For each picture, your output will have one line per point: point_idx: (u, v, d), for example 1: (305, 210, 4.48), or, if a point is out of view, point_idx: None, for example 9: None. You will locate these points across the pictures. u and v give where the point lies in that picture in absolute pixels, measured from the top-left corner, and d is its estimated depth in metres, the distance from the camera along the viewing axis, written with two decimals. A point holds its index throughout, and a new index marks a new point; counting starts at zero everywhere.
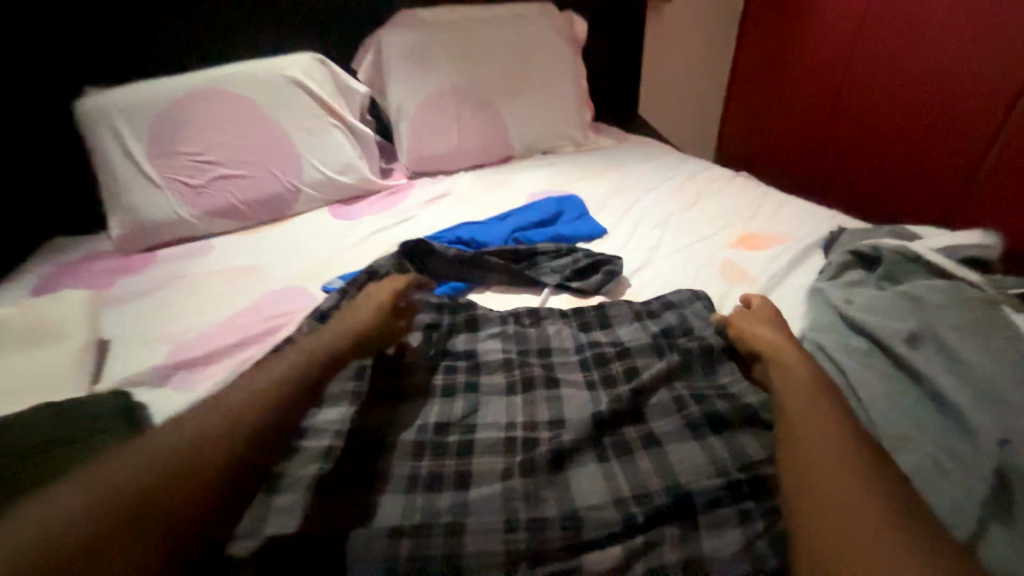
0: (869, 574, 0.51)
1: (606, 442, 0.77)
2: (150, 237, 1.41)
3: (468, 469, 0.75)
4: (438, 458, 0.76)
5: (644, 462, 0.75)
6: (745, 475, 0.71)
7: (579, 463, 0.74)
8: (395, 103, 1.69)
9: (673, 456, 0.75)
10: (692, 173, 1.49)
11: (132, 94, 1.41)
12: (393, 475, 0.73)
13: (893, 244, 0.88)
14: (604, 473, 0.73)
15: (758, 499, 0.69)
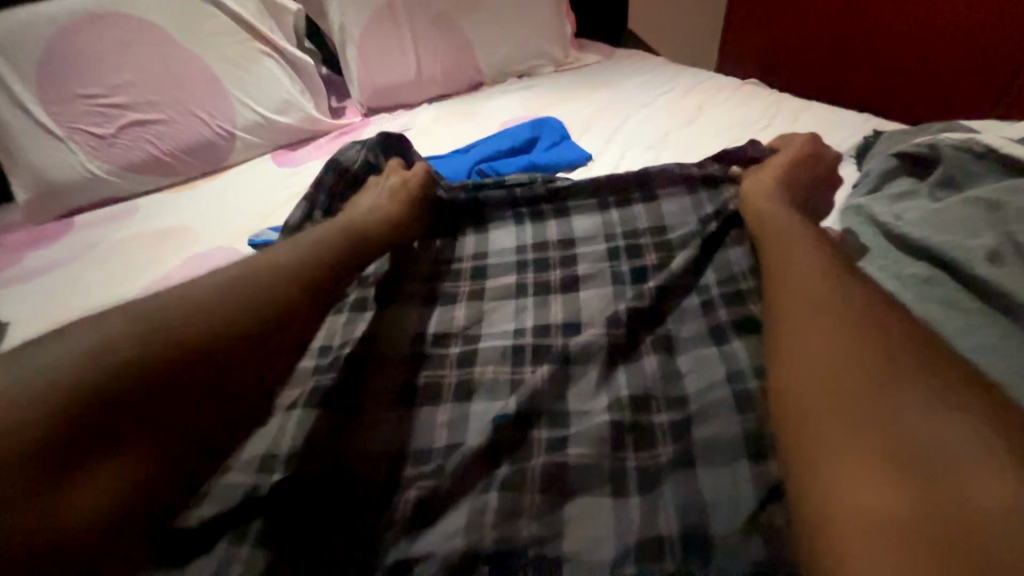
0: (896, 441, 0.43)
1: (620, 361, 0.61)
2: (62, 202, 1.21)
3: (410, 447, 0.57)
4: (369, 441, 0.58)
5: (653, 362, 0.61)
6: None
7: (580, 399, 0.58)
8: (337, 25, 1.41)
9: (693, 365, 0.62)
10: (691, 85, 1.26)
11: (9, 26, 1.16)
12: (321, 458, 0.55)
13: (954, 137, 0.68)
14: (599, 442, 0.54)
15: None
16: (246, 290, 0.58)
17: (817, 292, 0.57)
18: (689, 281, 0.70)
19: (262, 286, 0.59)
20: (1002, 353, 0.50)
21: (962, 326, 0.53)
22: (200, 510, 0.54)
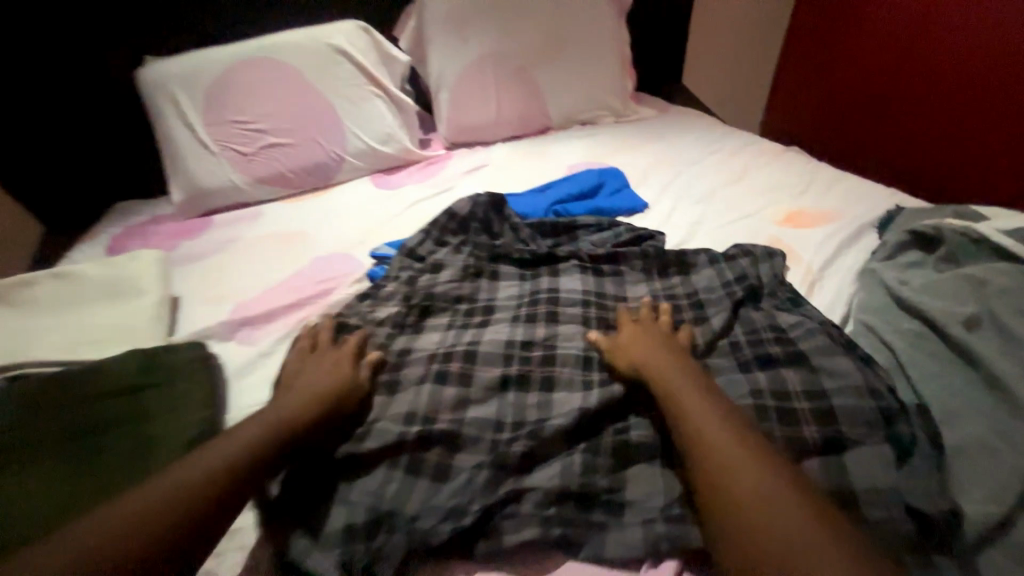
0: None
1: None
2: (206, 202, 1.49)
3: (488, 422, 0.69)
4: (457, 412, 0.71)
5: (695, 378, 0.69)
6: (812, 407, 0.61)
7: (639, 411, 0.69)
8: (434, 73, 1.66)
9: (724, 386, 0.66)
10: (737, 147, 1.44)
11: (189, 64, 1.45)
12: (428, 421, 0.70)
13: (957, 223, 0.81)
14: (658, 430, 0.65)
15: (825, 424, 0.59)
16: (199, 465, 0.58)
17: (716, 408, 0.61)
18: (726, 329, 0.76)
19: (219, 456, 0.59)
20: (965, 395, 0.61)
21: (937, 372, 0.64)
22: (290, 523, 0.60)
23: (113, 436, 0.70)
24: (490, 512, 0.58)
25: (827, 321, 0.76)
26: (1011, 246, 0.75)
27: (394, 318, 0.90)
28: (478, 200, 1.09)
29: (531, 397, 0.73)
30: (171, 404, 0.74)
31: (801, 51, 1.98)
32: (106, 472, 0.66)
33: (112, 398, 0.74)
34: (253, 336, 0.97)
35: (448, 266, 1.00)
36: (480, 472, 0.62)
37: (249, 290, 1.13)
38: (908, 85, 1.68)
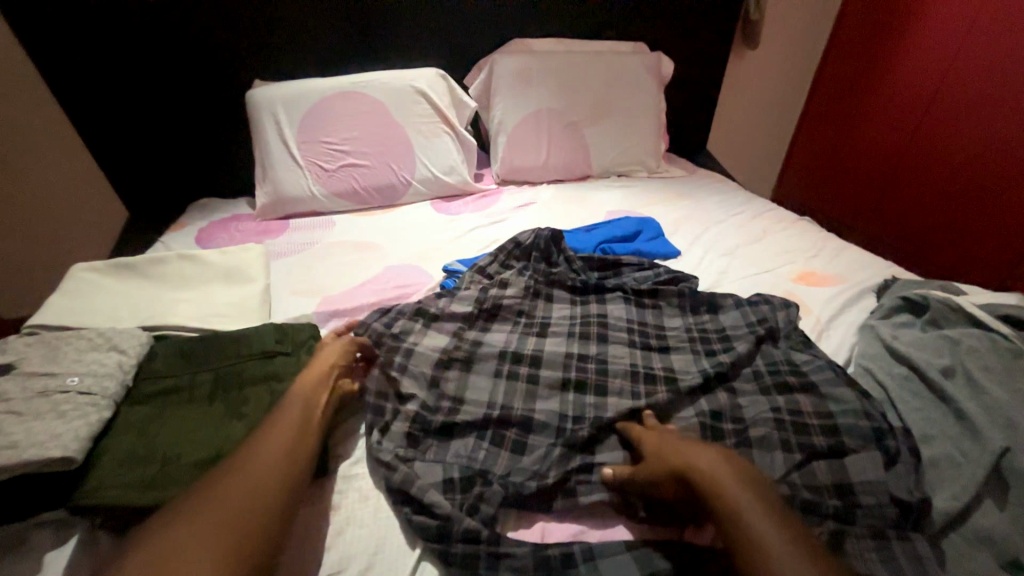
0: None
1: (700, 398, 0.85)
2: (285, 208, 1.66)
3: (553, 413, 0.84)
4: (527, 404, 0.86)
5: (723, 396, 0.85)
6: (819, 423, 0.77)
7: (678, 414, 0.83)
8: (497, 119, 1.89)
9: (745, 404, 0.83)
10: (758, 211, 1.65)
11: (292, 91, 1.68)
12: (507, 406, 0.84)
13: (940, 295, 0.99)
14: (701, 429, 0.79)
15: (828, 435, 0.75)
16: (241, 473, 0.64)
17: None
18: (748, 359, 0.92)
19: (256, 464, 0.66)
20: (937, 422, 0.76)
21: (915, 404, 0.79)
22: (395, 471, 0.73)
23: (248, 389, 0.83)
24: (565, 472, 0.74)
25: (832, 361, 0.93)
26: (981, 316, 0.92)
27: (467, 316, 1.05)
28: (540, 234, 1.27)
29: (587, 397, 0.87)
30: (292, 371, 0.86)
31: (817, 144, 2.33)
32: (251, 418, 0.78)
33: (242, 360, 0.87)
34: (343, 327, 1.13)
35: (512, 285, 1.15)
36: (554, 449, 0.78)
37: (332, 288, 1.28)
38: (913, 179, 1.98)
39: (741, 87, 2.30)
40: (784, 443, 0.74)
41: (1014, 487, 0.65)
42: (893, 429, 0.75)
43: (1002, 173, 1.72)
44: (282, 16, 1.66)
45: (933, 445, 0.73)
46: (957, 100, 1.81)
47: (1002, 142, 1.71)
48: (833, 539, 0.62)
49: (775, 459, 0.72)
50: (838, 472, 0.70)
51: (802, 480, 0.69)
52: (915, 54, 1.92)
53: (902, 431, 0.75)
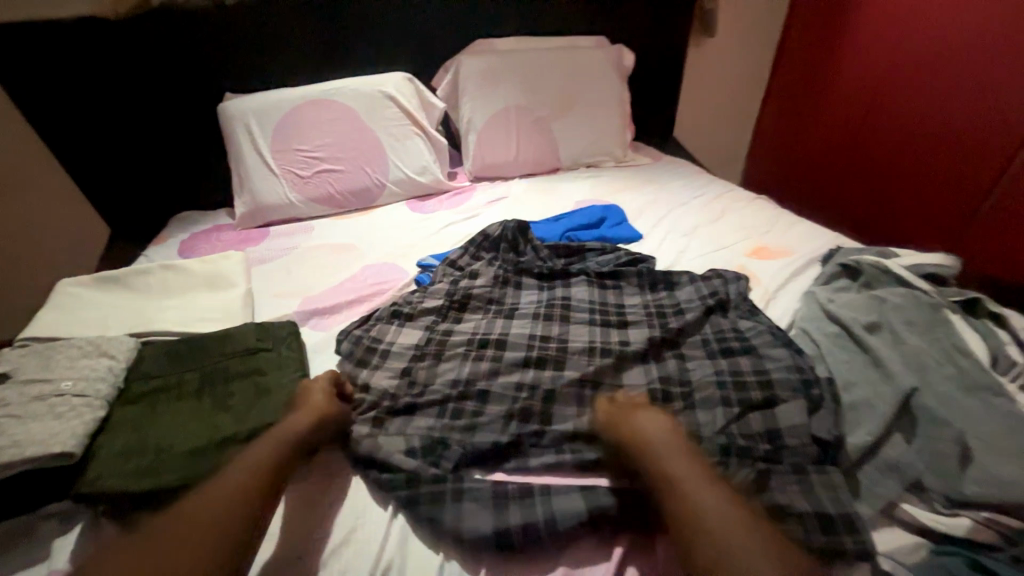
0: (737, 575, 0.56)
1: (653, 366, 0.93)
2: (264, 216, 1.70)
3: (519, 387, 0.91)
4: (492, 379, 0.93)
5: (672, 363, 0.93)
6: (755, 380, 0.85)
7: (631, 381, 0.91)
8: (466, 118, 1.95)
9: (692, 368, 0.91)
10: (718, 193, 1.73)
11: (263, 101, 1.72)
12: (475, 385, 0.91)
13: (872, 258, 1.08)
14: (652, 394, 0.86)
15: (763, 390, 0.83)
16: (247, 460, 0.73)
17: (735, 525, 0.60)
18: (697, 329, 1.00)
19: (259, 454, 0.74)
20: (858, 369, 0.84)
21: (841, 356, 0.87)
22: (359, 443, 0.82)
23: (233, 384, 0.89)
24: (519, 431, 0.83)
25: (775, 326, 1.00)
26: (907, 276, 1.01)
27: (438, 309, 1.12)
28: (507, 225, 1.35)
29: (548, 370, 0.95)
30: (274, 364, 0.93)
31: (783, 124, 2.42)
32: (235, 410, 0.84)
33: (227, 358, 0.93)
34: (322, 324, 1.19)
35: (482, 275, 1.22)
36: (514, 417, 0.85)
37: (311, 289, 1.33)
38: (872, 156, 2.08)
39: (703, 74, 2.38)
40: (724, 399, 0.82)
41: (920, 422, 0.73)
42: (818, 380, 0.83)
43: (953, 146, 1.83)
44: (249, 30, 1.70)
45: (853, 389, 0.81)
46: (901, 80, 1.92)
47: (944, 117, 1.83)
48: (759, 476, 0.70)
49: (714, 412, 0.80)
50: (769, 420, 0.78)
51: (739, 431, 0.77)
52: (865, 33, 2.00)
53: (828, 381, 0.84)
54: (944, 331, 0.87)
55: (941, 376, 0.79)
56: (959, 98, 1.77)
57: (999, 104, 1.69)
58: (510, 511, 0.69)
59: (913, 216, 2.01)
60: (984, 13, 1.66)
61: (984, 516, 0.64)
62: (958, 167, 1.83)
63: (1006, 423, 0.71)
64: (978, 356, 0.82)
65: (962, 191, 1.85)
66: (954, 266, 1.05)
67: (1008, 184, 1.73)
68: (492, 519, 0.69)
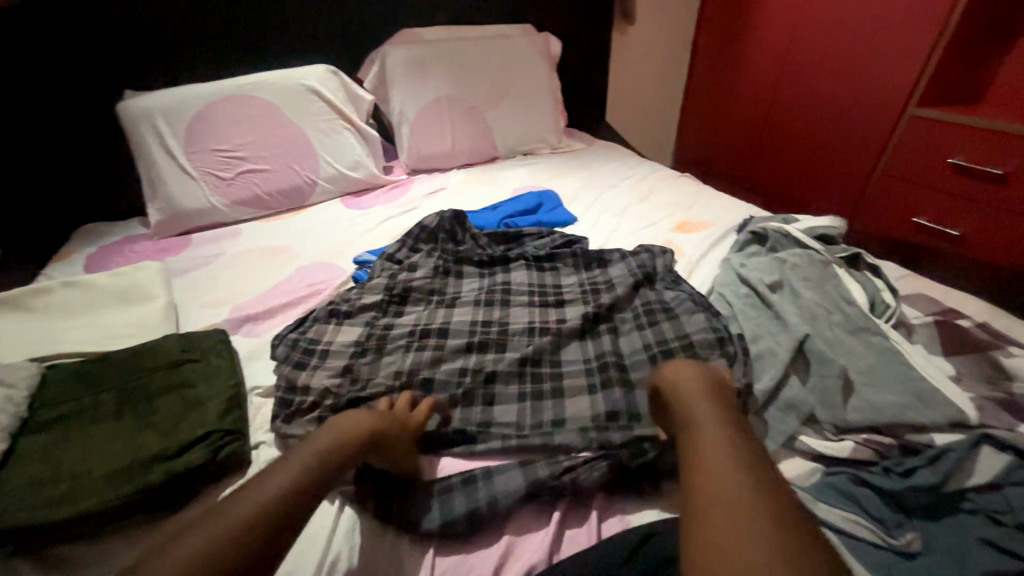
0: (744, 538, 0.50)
1: (588, 341, 0.99)
2: (184, 223, 1.59)
3: (461, 376, 0.92)
4: (433, 369, 0.94)
5: (605, 339, 0.98)
6: (679, 347, 0.92)
7: (569, 354, 0.96)
8: (397, 110, 1.92)
9: (623, 342, 0.97)
10: (646, 174, 1.82)
11: (169, 98, 1.59)
12: (417, 377, 0.92)
13: (776, 225, 1.20)
14: (586, 372, 0.92)
15: (685, 352, 0.90)
16: (292, 468, 0.65)
17: (760, 495, 0.54)
18: (627, 304, 1.06)
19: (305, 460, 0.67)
20: (762, 324, 0.94)
21: (749, 313, 0.97)
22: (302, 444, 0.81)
23: (157, 399, 0.84)
24: (463, 415, 0.86)
25: (696, 293, 1.08)
26: (802, 238, 1.13)
27: (378, 305, 1.11)
28: (443, 216, 1.35)
29: (489, 354, 0.97)
30: (201, 376, 0.89)
31: (705, 107, 2.59)
32: (161, 426, 0.80)
33: (148, 374, 0.88)
34: (255, 330, 1.14)
35: (421, 267, 1.22)
36: (456, 404, 0.87)
37: (240, 295, 1.27)
38: (783, 134, 2.28)
39: (628, 60, 2.48)
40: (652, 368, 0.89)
41: (812, 363, 0.84)
42: (731, 338, 0.91)
43: (847, 121, 2.05)
44: (144, 21, 1.56)
45: (759, 342, 0.90)
46: (802, 62, 2.12)
47: (840, 95, 2.04)
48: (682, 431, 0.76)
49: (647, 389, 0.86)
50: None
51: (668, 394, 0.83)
52: (766, 22, 2.19)
53: (738, 337, 0.93)
54: (832, 284, 0.98)
55: (829, 323, 0.91)
56: (850, 78, 1.99)
57: (881, 80, 1.91)
58: (455, 499, 0.72)
59: (819, 187, 2.23)
60: (861, 1, 1.88)
61: (863, 438, 0.74)
62: (854, 139, 2.05)
63: (879, 356, 0.83)
64: (860, 303, 0.94)
65: (857, 160, 2.07)
66: (842, 227, 1.18)
67: (891, 153, 1.94)
68: (437, 511, 0.71)
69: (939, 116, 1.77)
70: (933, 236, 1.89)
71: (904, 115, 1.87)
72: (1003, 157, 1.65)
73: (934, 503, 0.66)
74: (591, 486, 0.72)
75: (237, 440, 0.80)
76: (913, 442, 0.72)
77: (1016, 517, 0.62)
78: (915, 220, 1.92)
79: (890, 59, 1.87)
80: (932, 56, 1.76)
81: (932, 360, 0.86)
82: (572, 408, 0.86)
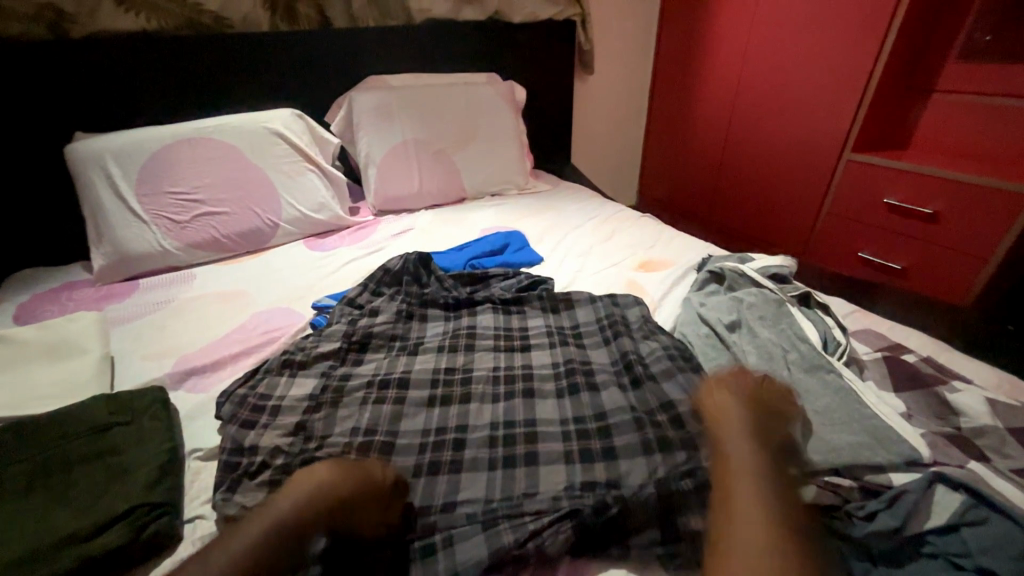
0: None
1: (563, 390, 0.96)
2: (131, 268, 1.50)
3: (427, 439, 0.87)
4: (390, 433, 0.88)
5: (588, 399, 0.93)
6: (666, 415, 0.87)
7: (541, 400, 0.94)
8: (364, 152, 1.93)
9: (606, 399, 0.93)
10: (610, 214, 1.87)
11: (122, 140, 1.54)
12: (373, 443, 0.85)
13: (731, 264, 1.24)
14: (565, 435, 0.86)
15: (668, 412, 0.87)
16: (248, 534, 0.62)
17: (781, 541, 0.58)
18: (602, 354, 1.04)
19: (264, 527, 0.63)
20: (723, 367, 0.95)
21: (710, 355, 0.99)
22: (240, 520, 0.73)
23: (75, 472, 0.75)
24: (429, 484, 0.80)
25: (673, 343, 1.05)
26: (757, 278, 1.17)
27: (336, 353, 1.07)
28: (408, 258, 1.34)
29: (453, 407, 0.93)
30: (131, 443, 0.81)
31: (665, 149, 2.75)
32: (79, 501, 0.71)
33: (68, 442, 0.79)
34: (200, 384, 1.06)
35: (384, 311, 1.19)
36: (418, 480, 0.80)
37: (187, 345, 1.19)
38: (736, 175, 2.44)
39: (589, 107, 2.62)
40: (643, 438, 0.82)
41: None
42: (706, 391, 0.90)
43: (792, 163, 2.20)
44: (100, 65, 1.54)
45: None
46: (749, 109, 2.30)
47: (786, 140, 2.20)
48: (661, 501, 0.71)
49: (637, 464, 0.79)
50: (679, 450, 0.80)
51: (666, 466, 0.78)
52: (714, 77, 2.39)
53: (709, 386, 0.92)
54: (787, 324, 1.01)
55: (786, 362, 0.93)
56: (792, 123, 2.16)
57: (818, 126, 2.08)
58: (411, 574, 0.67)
59: (770, 226, 2.37)
60: (795, 57, 2.08)
61: (825, 480, 0.74)
62: (799, 180, 2.20)
63: (835, 395, 0.85)
64: (814, 341, 0.97)
65: (803, 199, 2.21)
66: (793, 265, 1.23)
67: (833, 193, 2.08)
68: None
69: (873, 160, 1.92)
70: (878, 270, 2.02)
71: (842, 158, 2.03)
72: (929, 198, 1.79)
73: (897, 549, 0.65)
74: (557, 556, 0.68)
75: (167, 514, 0.72)
76: (872, 484, 0.72)
77: (973, 560, 0.62)
78: (861, 255, 2.04)
79: (824, 112, 2.05)
80: (862, 106, 1.94)
81: (884, 398, 0.88)
82: (547, 478, 0.79)
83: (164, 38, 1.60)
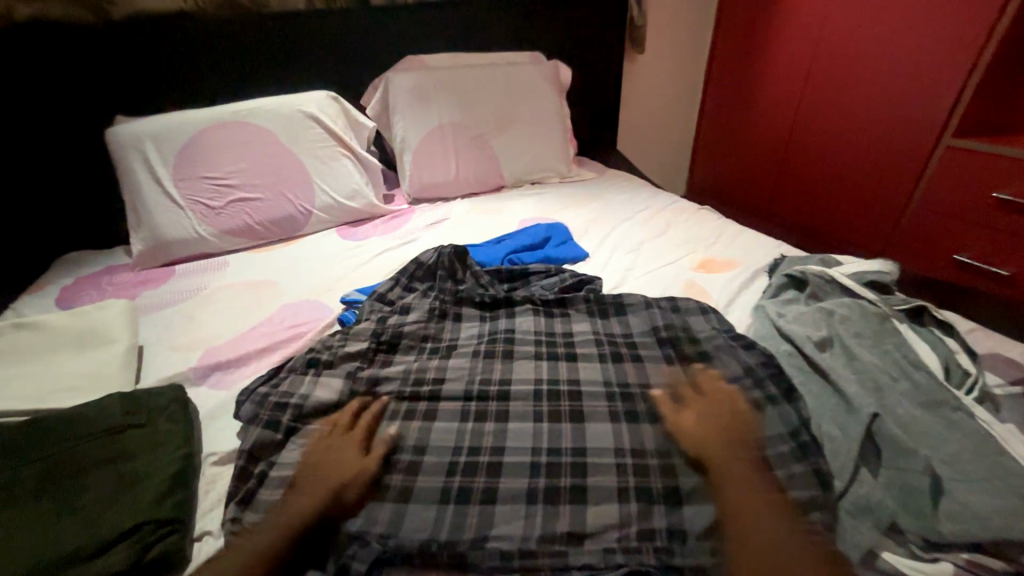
0: None
1: (617, 413, 0.83)
2: (167, 254, 1.48)
3: (456, 461, 0.77)
4: (417, 453, 0.79)
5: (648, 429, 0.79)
6: (750, 454, 0.72)
7: (591, 423, 0.81)
8: (399, 137, 1.83)
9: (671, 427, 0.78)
10: (663, 206, 1.69)
11: (159, 123, 1.51)
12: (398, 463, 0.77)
13: (816, 268, 1.05)
14: (617, 468, 0.74)
15: (751, 449, 0.73)
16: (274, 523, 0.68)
17: None
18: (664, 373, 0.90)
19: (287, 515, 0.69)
20: (815, 400, 0.80)
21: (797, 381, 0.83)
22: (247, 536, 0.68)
23: (88, 476, 0.70)
24: (459, 517, 0.70)
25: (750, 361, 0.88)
26: (853, 285, 0.98)
27: (363, 353, 0.98)
28: (443, 251, 1.23)
29: (488, 424, 0.82)
30: (145, 446, 0.76)
31: (719, 135, 2.50)
32: (89, 510, 0.66)
33: (82, 443, 0.74)
34: (224, 381, 1.01)
35: (415, 309, 1.09)
36: (447, 509, 0.71)
37: (214, 337, 1.14)
38: (802, 164, 2.19)
39: (640, 89, 2.41)
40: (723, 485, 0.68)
41: (884, 450, 0.70)
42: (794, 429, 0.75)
43: (877, 149, 1.93)
44: (139, 47, 1.51)
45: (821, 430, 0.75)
46: (822, 89, 2.03)
47: (869, 123, 1.93)
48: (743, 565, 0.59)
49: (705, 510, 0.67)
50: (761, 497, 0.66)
51: None
52: (782, 53, 2.12)
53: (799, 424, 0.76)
54: (898, 344, 0.83)
55: (897, 395, 0.76)
56: (876, 104, 1.89)
57: (910, 109, 1.80)
58: None
59: (844, 221, 2.11)
60: (884, 27, 1.80)
61: (964, 559, 0.59)
62: (884, 170, 1.93)
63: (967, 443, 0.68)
64: (933, 369, 0.78)
65: (887, 192, 1.94)
66: (894, 272, 1.03)
67: (925, 185, 1.81)
68: None
69: (979, 147, 1.65)
70: (977, 275, 1.74)
71: (939, 145, 1.75)
72: None
73: None
74: None
75: (176, 532, 0.67)
76: None
77: None
78: (955, 257, 1.76)
79: (918, 91, 1.77)
80: (969, 83, 1.66)
81: None
82: (595, 519, 0.68)
83: (200, 18, 1.55)
